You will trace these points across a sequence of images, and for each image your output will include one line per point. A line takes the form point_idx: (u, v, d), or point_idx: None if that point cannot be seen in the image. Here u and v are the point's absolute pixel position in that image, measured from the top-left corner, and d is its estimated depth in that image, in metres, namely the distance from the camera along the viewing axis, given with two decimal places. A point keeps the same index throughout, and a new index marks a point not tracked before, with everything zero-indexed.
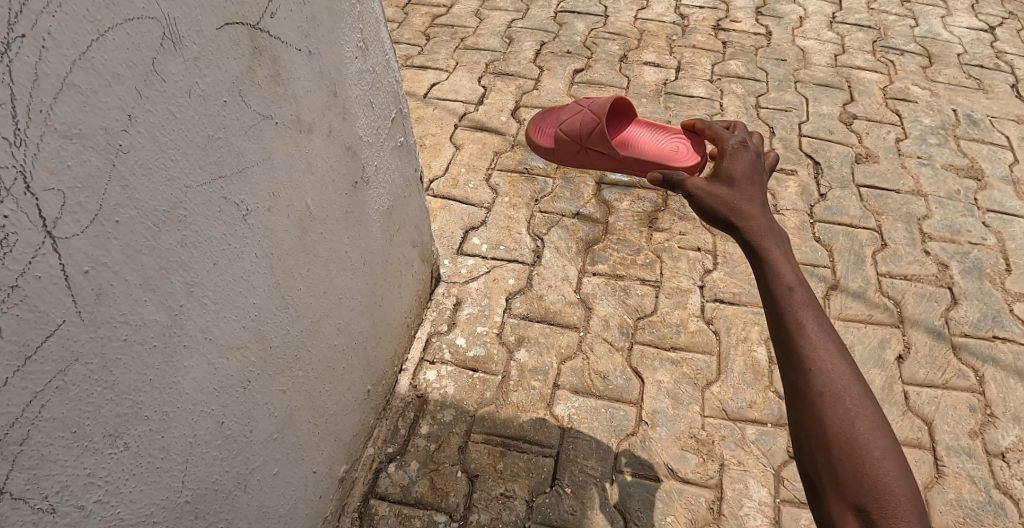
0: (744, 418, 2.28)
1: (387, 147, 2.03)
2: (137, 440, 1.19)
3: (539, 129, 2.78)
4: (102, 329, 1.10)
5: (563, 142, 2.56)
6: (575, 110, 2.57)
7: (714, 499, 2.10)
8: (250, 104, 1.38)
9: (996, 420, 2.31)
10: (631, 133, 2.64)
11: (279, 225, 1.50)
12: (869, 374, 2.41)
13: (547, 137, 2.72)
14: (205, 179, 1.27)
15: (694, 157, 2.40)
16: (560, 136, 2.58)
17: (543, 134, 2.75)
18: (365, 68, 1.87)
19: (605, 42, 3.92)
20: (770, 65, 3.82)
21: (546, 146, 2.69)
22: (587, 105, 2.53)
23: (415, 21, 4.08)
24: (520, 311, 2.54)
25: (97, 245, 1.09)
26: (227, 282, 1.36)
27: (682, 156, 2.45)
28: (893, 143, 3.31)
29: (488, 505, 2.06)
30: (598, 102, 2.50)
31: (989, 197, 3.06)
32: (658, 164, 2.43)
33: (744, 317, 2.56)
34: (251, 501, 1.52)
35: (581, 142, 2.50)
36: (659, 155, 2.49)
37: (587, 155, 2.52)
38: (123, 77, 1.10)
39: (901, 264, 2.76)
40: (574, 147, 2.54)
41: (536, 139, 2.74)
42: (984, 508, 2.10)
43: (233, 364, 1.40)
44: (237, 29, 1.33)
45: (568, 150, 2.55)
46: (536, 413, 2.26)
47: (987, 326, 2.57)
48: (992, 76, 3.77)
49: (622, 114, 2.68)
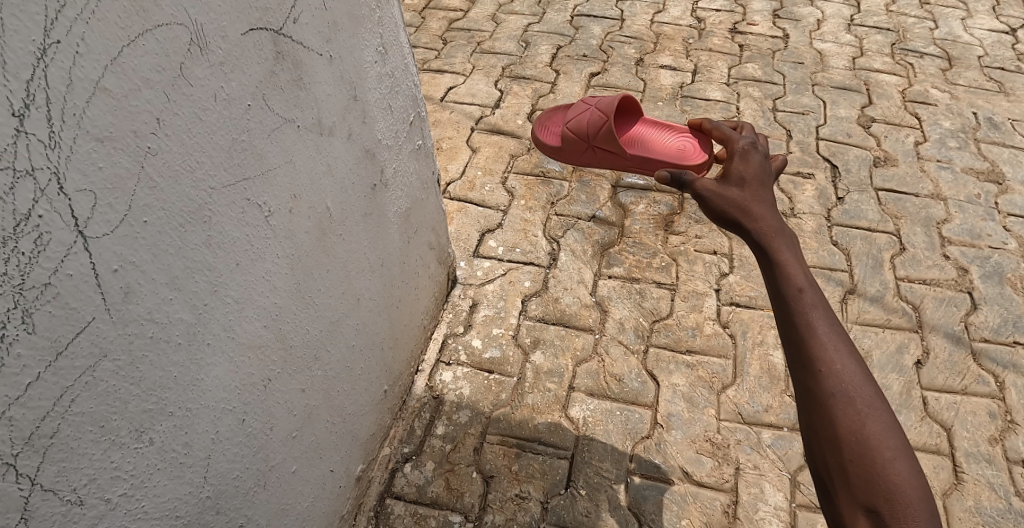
0: (760, 422, 2.29)
1: (406, 150, 2.05)
2: (162, 435, 1.22)
3: (544, 128, 2.78)
4: (130, 326, 1.13)
5: (570, 140, 2.55)
6: (582, 108, 2.57)
7: (729, 503, 2.10)
8: (273, 108, 1.40)
9: (1016, 426, 2.30)
10: (636, 132, 2.63)
11: (300, 227, 1.52)
12: (887, 379, 2.41)
13: (552, 136, 2.71)
14: (228, 181, 1.30)
15: (701, 155, 2.41)
16: (567, 134, 2.57)
17: (548, 132, 2.75)
18: (385, 73, 1.88)
19: (622, 45, 3.94)
20: (788, 67, 3.81)
21: (551, 144, 2.70)
22: (594, 103, 2.53)
23: (432, 26, 4.11)
24: (536, 313, 2.56)
25: (126, 244, 1.11)
26: (250, 281, 1.38)
27: (689, 154, 2.45)
28: (912, 146, 3.30)
29: (503, 506, 2.08)
30: (606, 101, 2.50)
31: (1010, 201, 3.04)
32: (667, 163, 2.43)
33: (760, 321, 2.56)
34: (271, 498, 1.54)
35: (589, 140, 2.50)
36: (667, 154, 2.49)
37: (594, 153, 2.52)
38: (152, 82, 1.13)
39: (920, 268, 2.76)
40: (581, 145, 2.54)
41: (541, 136, 2.74)
42: (1004, 515, 2.09)
43: (254, 363, 1.42)
44: (261, 35, 1.36)
45: (575, 149, 2.55)
46: (551, 415, 2.28)
47: (1007, 332, 2.56)
48: (1013, 79, 3.74)
49: (627, 112, 2.67)
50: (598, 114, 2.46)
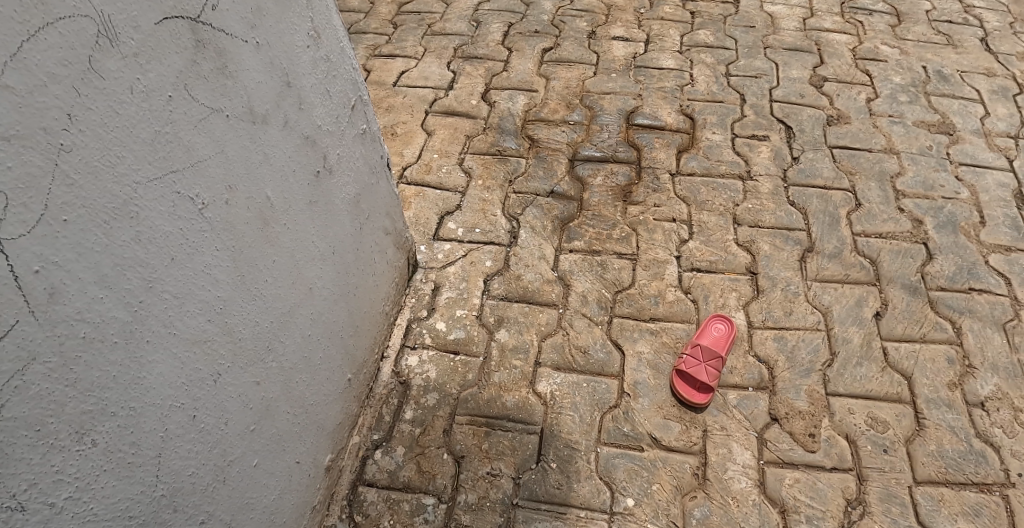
0: (725, 384, 2.32)
1: (349, 135, 2.02)
2: (106, 436, 1.22)
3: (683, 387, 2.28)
4: (58, 327, 1.14)
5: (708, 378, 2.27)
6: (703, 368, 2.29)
7: (698, 465, 2.13)
8: (197, 98, 1.38)
9: (974, 370, 2.35)
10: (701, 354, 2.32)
11: (239, 218, 1.50)
12: (847, 332, 2.44)
13: (692, 388, 2.27)
14: (155, 174, 1.29)
15: (718, 325, 2.43)
16: (705, 378, 2.27)
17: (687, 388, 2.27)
18: (319, 57, 1.85)
19: (573, 19, 3.92)
20: (739, 32, 3.82)
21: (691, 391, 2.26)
22: (705, 362, 2.30)
23: (381, 10, 4.05)
24: (499, 292, 2.56)
25: (47, 244, 1.12)
26: (189, 276, 1.37)
27: (715, 330, 2.41)
28: (863, 103, 3.33)
29: (475, 485, 2.09)
30: (709, 354, 2.31)
31: (961, 150, 3.08)
32: (716, 341, 2.37)
33: (721, 285, 2.58)
34: (232, 493, 1.54)
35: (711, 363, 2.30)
36: (714, 339, 2.38)
37: (710, 367, 2.29)
38: (58, 77, 1.13)
39: (875, 223, 2.79)
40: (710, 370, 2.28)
41: (688, 388, 2.27)
42: (965, 457, 2.17)
43: (201, 358, 1.41)
44: (178, 23, 1.34)
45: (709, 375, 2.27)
46: (519, 392, 2.29)
47: (962, 279, 2.60)
48: (961, 31, 3.78)
49: (695, 356, 2.32)
50: (715, 358, 2.31)
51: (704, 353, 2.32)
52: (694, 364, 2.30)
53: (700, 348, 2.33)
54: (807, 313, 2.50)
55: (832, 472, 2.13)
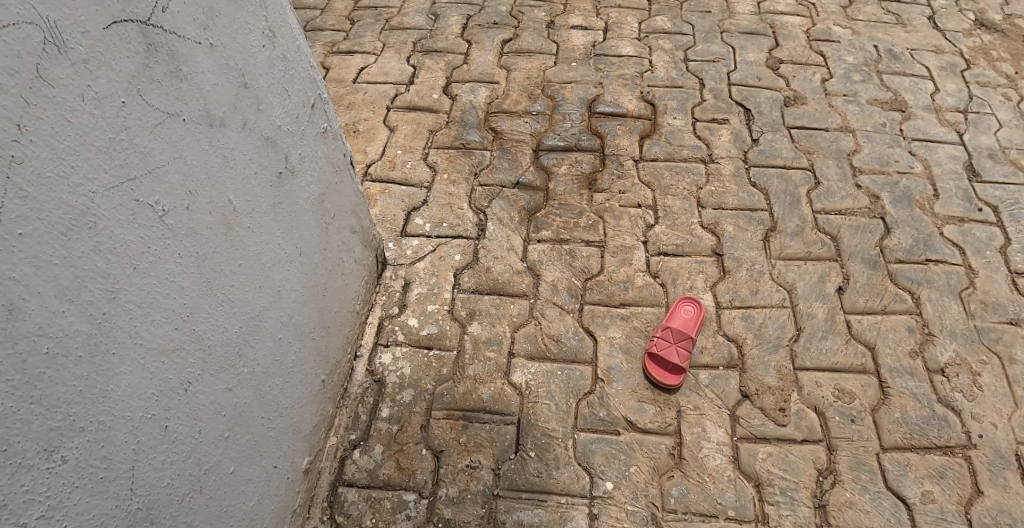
0: (697, 364, 2.34)
1: (310, 134, 2.01)
2: (76, 451, 1.20)
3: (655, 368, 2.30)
4: (20, 344, 1.13)
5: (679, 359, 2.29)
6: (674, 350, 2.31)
7: (674, 445, 2.16)
8: (152, 104, 1.37)
9: (934, 338, 2.41)
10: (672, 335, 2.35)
11: (202, 223, 1.49)
12: (812, 308, 2.49)
13: (664, 369, 2.29)
14: (112, 183, 1.27)
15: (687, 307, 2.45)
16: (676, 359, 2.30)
17: (659, 369, 2.29)
18: (276, 56, 1.83)
19: (531, 10, 3.91)
20: (695, 17, 3.84)
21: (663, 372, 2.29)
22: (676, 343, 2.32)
23: (338, 6, 4.01)
24: (469, 285, 2.56)
25: (3, 259, 1.11)
26: (153, 285, 1.35)
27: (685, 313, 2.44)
28: (819, 83, 3.37)
29: (455, 478, 2.10)
30: (679, 336, 2.34)
31: (914, 126, 3.14)
32: (686, 323, 2.40)
33: (688, 267, 2.61)
34: (210, 502, 1.53)
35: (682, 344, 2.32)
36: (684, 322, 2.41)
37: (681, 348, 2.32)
38: (5, 87, 1.11)
39: (835, 200, 2.83)
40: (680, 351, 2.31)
41: (660, 370, 2.29)
42: (929, 422, 2.22)
43: (170, 368, 1.40)
44: (127, 27, 1.32)
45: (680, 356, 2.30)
46: (493, 384, 2.29)
47: (919, 251, 2.66)
48: (910, 10, 3.84)
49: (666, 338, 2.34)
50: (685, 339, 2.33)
51: (675, 335, 2.34)
52: (665, 345, 2.32)
53: (670, 330, 2.35)
54: (773, 290, 2.53)
55: (804, 444, 2.17)
